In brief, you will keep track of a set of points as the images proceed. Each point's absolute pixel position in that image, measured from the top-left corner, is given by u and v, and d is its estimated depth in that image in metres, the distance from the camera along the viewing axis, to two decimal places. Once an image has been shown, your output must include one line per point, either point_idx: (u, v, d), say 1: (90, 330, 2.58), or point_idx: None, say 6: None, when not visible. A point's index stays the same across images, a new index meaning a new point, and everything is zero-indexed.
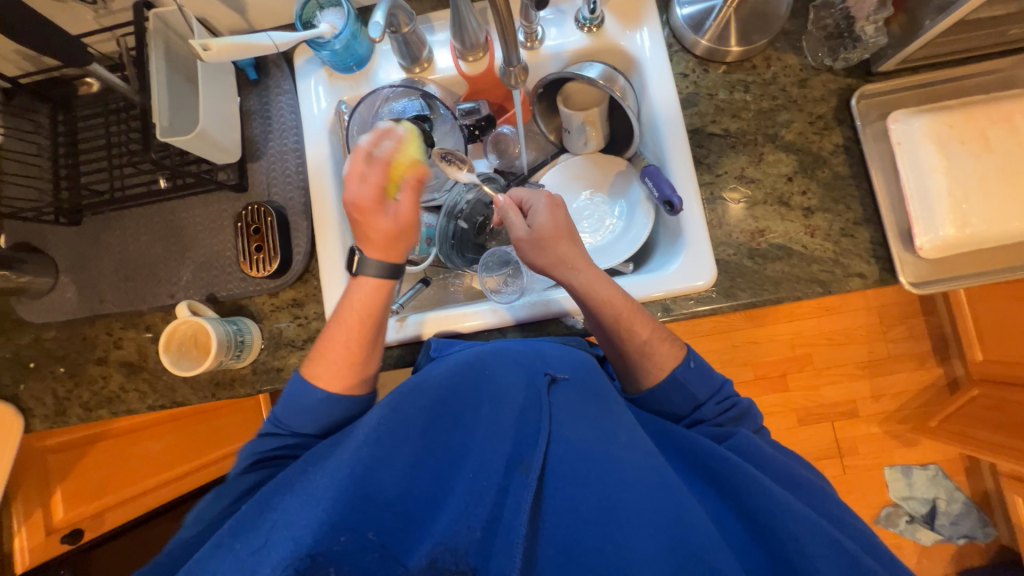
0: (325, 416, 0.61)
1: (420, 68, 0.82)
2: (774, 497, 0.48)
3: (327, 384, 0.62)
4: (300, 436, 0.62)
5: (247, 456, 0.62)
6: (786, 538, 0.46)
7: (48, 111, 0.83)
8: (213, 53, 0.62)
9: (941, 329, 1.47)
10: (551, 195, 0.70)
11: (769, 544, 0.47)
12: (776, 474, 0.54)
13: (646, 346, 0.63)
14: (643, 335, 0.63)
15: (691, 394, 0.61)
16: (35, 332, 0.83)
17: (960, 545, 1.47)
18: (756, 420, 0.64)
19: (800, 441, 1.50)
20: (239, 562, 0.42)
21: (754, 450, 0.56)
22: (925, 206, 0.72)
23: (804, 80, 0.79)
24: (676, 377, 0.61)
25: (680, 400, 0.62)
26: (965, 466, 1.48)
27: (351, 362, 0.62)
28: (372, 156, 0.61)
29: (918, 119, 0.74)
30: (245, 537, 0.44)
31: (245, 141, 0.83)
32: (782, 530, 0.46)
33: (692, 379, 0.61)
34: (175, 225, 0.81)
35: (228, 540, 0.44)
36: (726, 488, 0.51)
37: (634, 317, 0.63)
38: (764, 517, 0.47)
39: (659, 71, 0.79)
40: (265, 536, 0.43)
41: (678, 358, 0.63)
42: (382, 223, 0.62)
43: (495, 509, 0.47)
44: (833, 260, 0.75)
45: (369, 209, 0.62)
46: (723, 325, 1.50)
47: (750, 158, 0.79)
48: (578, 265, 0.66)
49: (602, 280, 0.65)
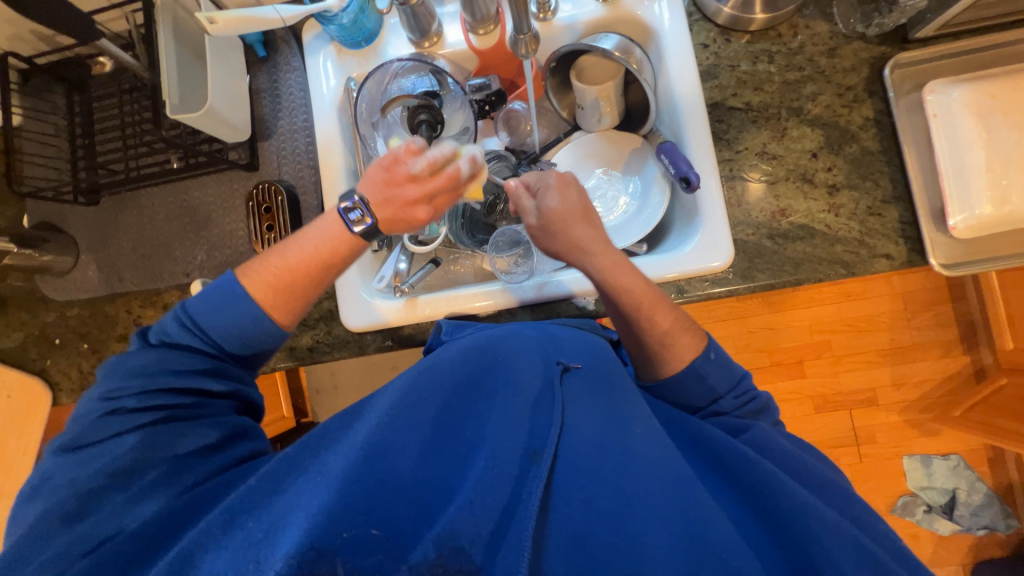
0: (265, 346, 0.61)
1: (429, 43, 0.80)
2: (794, 494, 0.46)
3: None
4: (220, 353, 0.58)
5: (153, 368, 0.54)
6: (807, 537, 0.44)
7: (63, 91, 0.83)
8: (218, 26, 0.62)
9: (969, 316, 1.42)
10: (560, 174, 0.67)
11: (789, 545, 0.45)
12: (791, 468, 0.52)
13: (667, 337, 0.60)
14: (664, 325, 0.60)
15: (711, 387, 0.59)
16: (59, 311, 0.85)
17: (981, 537, 1.43)
18: (773, 414, 0.61)
19: (817, 428, 1.47)
20: (251, 546, 0.42)
21: (771, 443, 0.54)
22: (961, 181, 0.69)
23: (832, 49, 0.75)
24: (696, 370, 0.59)
25: (700, 393, 0.59)
26: (989, 456, 1.44)
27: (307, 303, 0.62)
28: (435, 163, 0.63)
29: (955, 90, 0.70)
30: (258, 516, 0.45)
31: (254, 119, 0.82)
32: (806, 534, 0.44)
33: (711, 372, 0.59)
34: (189, 205, 0.82)
35: (243, 516, 0.45)
36: (742, 484, 0.50)
37: (655, 307, 0.61)
38: (789, 519, 0.46)
39: (678, 42, 0.75)
40: (279, 518, 0.43)
41: (699, 349, 0.60)
42: (407, 207, 0.64)
43: (507, 504, 0.45)
44: (858, 240, 0.72)
45: (398, 193, 0.63)
46: (740, 310, 1.47)
47: (772, 133, 0.75)
48: (593, 249, 0.64)
49: (619, 266, 0.63)
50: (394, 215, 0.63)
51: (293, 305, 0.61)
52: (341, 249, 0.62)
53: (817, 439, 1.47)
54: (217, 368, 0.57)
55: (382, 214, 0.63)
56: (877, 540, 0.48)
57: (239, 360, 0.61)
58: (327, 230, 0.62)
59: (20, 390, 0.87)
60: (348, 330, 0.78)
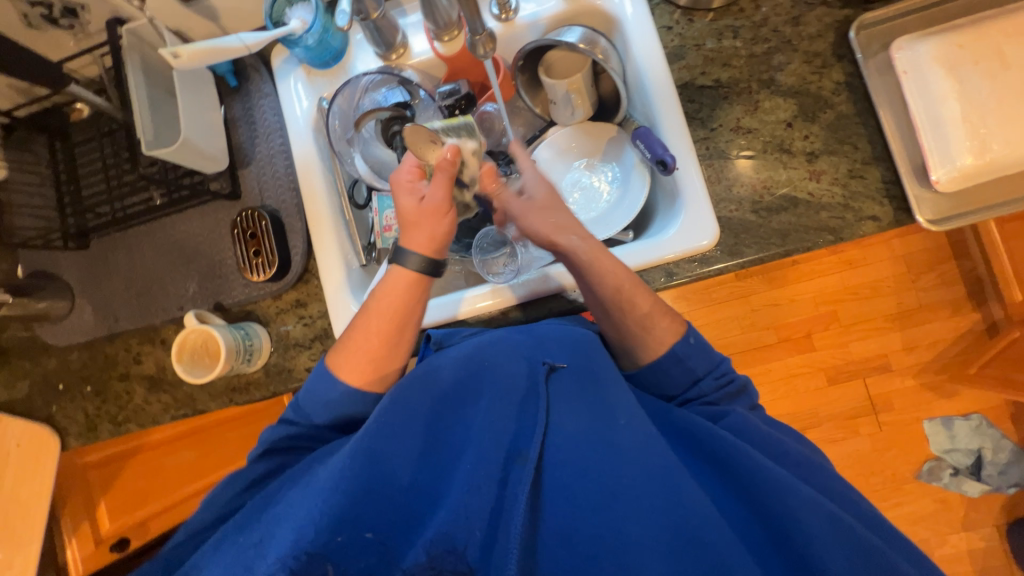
0: None
1: (396, 54, 0.80)
2: (773, 472, 0.46)
3: (349, 378, 0.61)
4: (310, 426, 0.61)
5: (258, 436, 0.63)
6: (786, 514, 0.44)
7: (46, 140, 0.85)
8: (183, 60, 0.64)
9: (975, 272, 1.39)
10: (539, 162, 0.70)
11: (769, 522, 0.45)
12: (773, 449, 0.52)
13: (645, 318, 0.60)
14: (644, 306, 0.60)
15: (689, 369, 0.59)
16: (61, 356, 0.86)
17: (1011, 495, 1.40)
18: (752, 398, 0.62)
19: (832, 400, 1.45)
20: (241, 558, 0.45)
21: (751, 428, 0.53)
22: (939, 135, 0.69)
23: (796, 17, 0.75)
24: (675, 353, 0.59)
25: (680, 376, 0.60)
26: (1011, 413, 1.41)
27: (374, 358, 0.61)
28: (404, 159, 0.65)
29: (922, 45, 0.71)
30: (246, 532, 0.48)
31: (232, 148, 0.83)
32: (791, 522, 0.44)
33: (690, 355, 0.59)
34: (175, 240, 0.83)
35: (231, 535, 0.49)
36: (727, 470, 0.49)
37: (635, 290, 0.61)
38: (769, 496, 0.46)
39: (642, 28, 0.75)
40: (263, 534, 0.45)
41: (677, 333, 0.60)
42: (439, 227, 0.63)
43: (494, 504, 0.47)
44: (842, 205, 0.71)
45: (400, 193, 0.64)
46: (742, 289, 1.46)
47: (745, 107, 0.75)
48: (577, 231, 0.63)
49: (600, 250, 0.62)
50: (412, 225, 0.63)
51: (388, 358, 0.62)
52: (405, 301, 0.62)
53: (833, 411, 1.45)
54: (299, 434, 0.61)
55: (410, 234, 0.63)
56: (870, 517, 0.48)
57: (334, 429, 0.62)
58: (391, 285, 0.63)
59: (27, 438, 0.88)
60: None
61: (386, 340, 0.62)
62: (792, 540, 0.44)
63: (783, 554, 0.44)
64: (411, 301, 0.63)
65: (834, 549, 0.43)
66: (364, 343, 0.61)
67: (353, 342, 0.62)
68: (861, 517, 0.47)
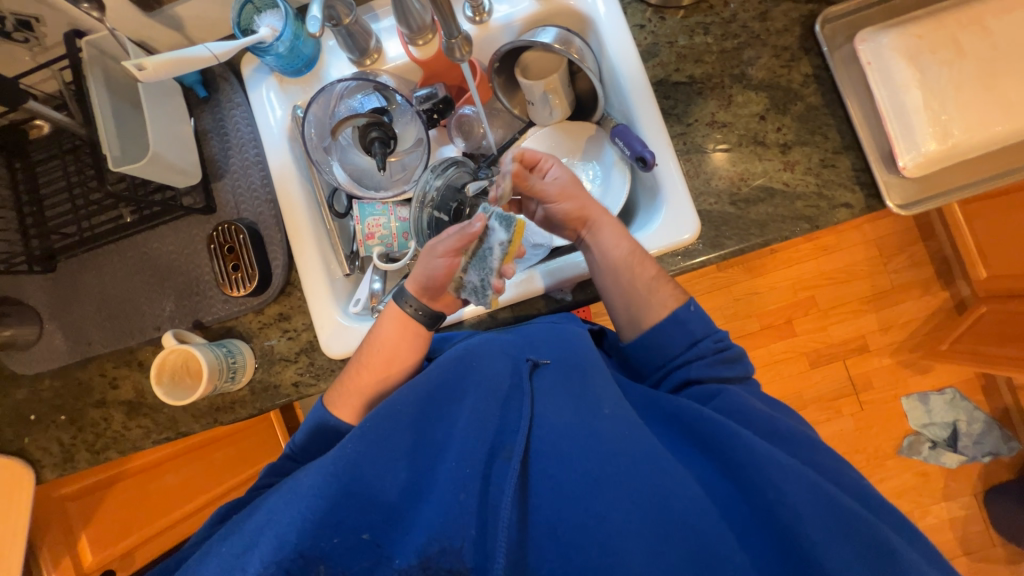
0: None
1: (370, 60, 0.79)
2: (756, 448, 0.48)
3: (340, 413, 0.63)
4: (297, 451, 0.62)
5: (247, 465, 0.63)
6: (768, 488, 0.46)
7: (4, 160, 0.81)
8: (148, 72, 0.61)
9: (942, 252, 1.45)
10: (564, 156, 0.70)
11: (756, 501, 0.47)
12: (765, 428, 0.54)
13: (653, 282, 0.64)
14: (652, 272, 0.65)
15: (689, 331, 0.61)
16: (31, 385, 0.82)
17: (986, 464, 1.46)
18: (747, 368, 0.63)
19: (815, 383, 1.49)
20: (228, 562, 0.45)
21: (743, 406, 0.55)
22: (903, 123, 0.71)
23: (763, 13, 0.77)
24: (677, 316, 0.62)
25: (680, 337, 0.62)
26: (981, 384, 1.48)
27: (365, 390, 0.63)
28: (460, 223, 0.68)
29: (884, 36, 0.73)
30: (230, 540, 0.47)
31: (204, 161, 0.81)
32: (777, 501, 0.45)
33: (692, 318, 0.62)
34: (148, 257, 0.80)
35: (214, 546, 0.48)
36: (712, 447, 0.51)
37: (643, 261, 0.65)
38: (745, 469, 0.48)
39: (615, 27, 0.76)
40: (250, 539, 0.46)
41: (681, 299, 0.63)
42: (432, 270, 0.63)
43: (480, 500, 0.48)
44: (817, 194, 0.73)
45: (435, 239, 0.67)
46: (725, 280, 1.49)
47: (719, 102, 0.76)
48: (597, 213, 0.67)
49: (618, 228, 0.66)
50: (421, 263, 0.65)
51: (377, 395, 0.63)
52: (398, 341, 0.64)
53: (816, 393, 1.49)
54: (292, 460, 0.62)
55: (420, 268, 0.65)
56: (853, 492, 0.49)
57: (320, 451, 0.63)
58: (384, 327, 0.65)
59: None
60: (330, 358, 0.77)
61: (378, 379, 0.63)
62: (779, 518, 0.45)
63: (764, 526, 0.46)
64: (405, 343, 0.65)
65: (819, 525, 0.44)
66: (356, 387, 0.64)
67: (348, 382, 0.64)
68: (850, 493, 0.49)
